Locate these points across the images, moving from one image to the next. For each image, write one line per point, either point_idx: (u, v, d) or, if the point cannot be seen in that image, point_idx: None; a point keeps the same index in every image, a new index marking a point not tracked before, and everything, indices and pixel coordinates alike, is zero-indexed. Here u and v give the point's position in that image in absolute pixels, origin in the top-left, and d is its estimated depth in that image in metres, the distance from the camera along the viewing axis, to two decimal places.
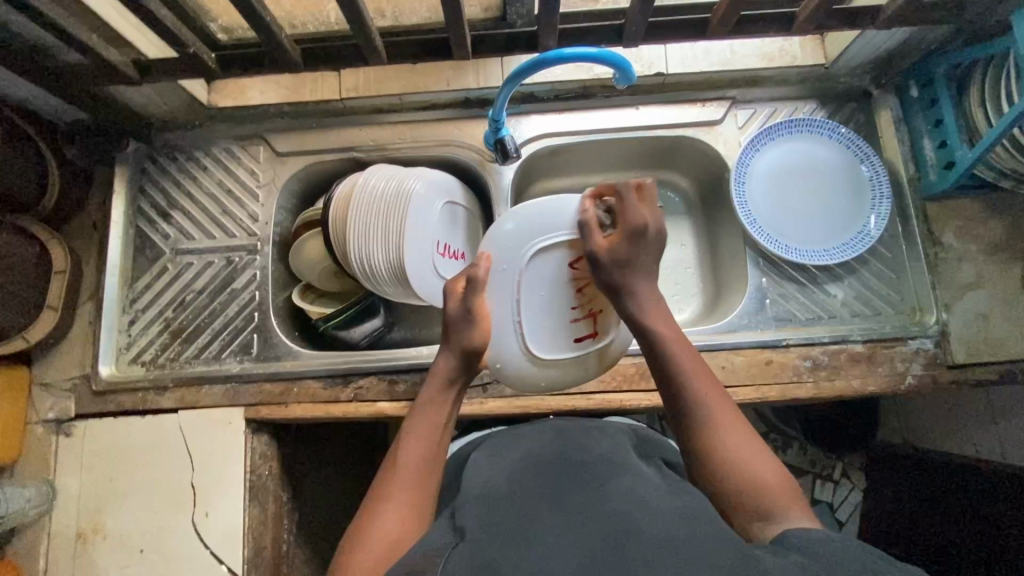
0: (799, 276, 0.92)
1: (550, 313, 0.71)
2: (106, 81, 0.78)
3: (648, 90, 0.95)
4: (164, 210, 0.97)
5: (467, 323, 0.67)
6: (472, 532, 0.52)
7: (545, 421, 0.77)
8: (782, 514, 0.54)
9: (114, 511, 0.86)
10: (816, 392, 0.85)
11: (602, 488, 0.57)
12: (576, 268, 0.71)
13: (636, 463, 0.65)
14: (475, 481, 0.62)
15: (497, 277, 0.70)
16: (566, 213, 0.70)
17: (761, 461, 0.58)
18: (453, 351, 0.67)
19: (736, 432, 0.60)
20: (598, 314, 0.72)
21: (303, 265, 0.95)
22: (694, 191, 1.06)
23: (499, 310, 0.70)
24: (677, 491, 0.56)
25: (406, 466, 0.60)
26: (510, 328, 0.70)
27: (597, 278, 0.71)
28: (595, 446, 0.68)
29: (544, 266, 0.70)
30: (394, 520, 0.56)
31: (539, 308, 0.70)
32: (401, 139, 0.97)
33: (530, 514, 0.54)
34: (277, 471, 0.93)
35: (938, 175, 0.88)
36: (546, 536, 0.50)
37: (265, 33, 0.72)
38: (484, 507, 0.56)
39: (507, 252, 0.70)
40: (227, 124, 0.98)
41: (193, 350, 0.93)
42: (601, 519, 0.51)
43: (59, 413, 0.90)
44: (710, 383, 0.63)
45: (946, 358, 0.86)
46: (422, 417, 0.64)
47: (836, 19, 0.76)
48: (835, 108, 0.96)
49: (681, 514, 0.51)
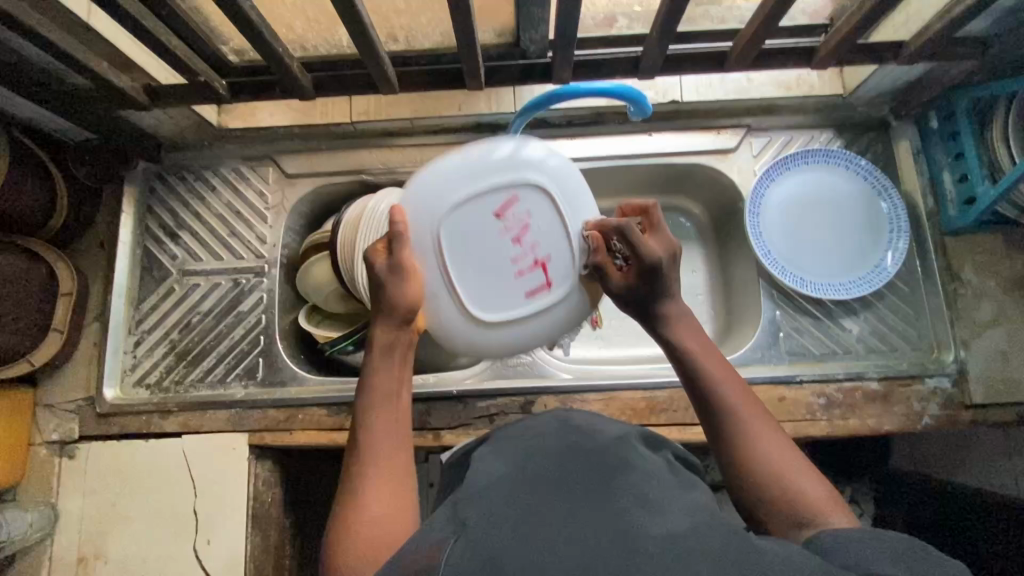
0: (814, 310, 0.90)
1: (489, 271, 0.67)
2: (116, 105, 0.78)
3: (662, 117, 0.94)
4: (172, 230, 0.96)
5: (396, 280, 0.63)
6: (474, 528, 0.47)
7: (541, 414, 0.71)
8: (823, 522, 0.51)
9: (115, 537, 0.85)
10: (829, 430, 0.84)
11: (609, 479, 0.53)
12: (502, 215, 0.66)
13: (642, 456, 0.60)
14: (475, 472, 0.58)
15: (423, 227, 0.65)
16: (472, 157, 0.66)
17: (796, 467, 0.55)
18: (385, 313, 0.63)
19: (768, 433, 0.58)
20: (544, 259, 0.68)
21: (310, 287, 0.93)
22: (707, 218, 1.04)
23: (431, 277, 0.66)
24: (686, 486, 0.53)
25: (374, 441, 0.58)
26: (445, 293, 0.67)
27: (531, 221, 0.67)
28: (596, 434, 0.63)
29: (477, 212, 0.66)
30: (373, 498, 0.54)
31: (476, 265, 0.67)
32: (411, 162, 0.96)
33: (534, 503, 0.50)
34: (279, 497, 0.92)
35: (958, 211, 0.86)
36: (555, 530, 0.46)
37: (278, 64, 0.71)
38: (488, 497, 0.52)
39: (427, 207, 0.65)
40: (236, 144, 0.97)
41: (198, 373, 0.92)
42: (609, 513, 0.47)
43: (64, 434, 0.89)
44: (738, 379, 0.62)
45: (964, 398, 0.84)
46: (379, 382, 0.62)
47: (857, 55, 0.75)
48: (853, 137, 0.95)
49: (687, 511, 0.48)
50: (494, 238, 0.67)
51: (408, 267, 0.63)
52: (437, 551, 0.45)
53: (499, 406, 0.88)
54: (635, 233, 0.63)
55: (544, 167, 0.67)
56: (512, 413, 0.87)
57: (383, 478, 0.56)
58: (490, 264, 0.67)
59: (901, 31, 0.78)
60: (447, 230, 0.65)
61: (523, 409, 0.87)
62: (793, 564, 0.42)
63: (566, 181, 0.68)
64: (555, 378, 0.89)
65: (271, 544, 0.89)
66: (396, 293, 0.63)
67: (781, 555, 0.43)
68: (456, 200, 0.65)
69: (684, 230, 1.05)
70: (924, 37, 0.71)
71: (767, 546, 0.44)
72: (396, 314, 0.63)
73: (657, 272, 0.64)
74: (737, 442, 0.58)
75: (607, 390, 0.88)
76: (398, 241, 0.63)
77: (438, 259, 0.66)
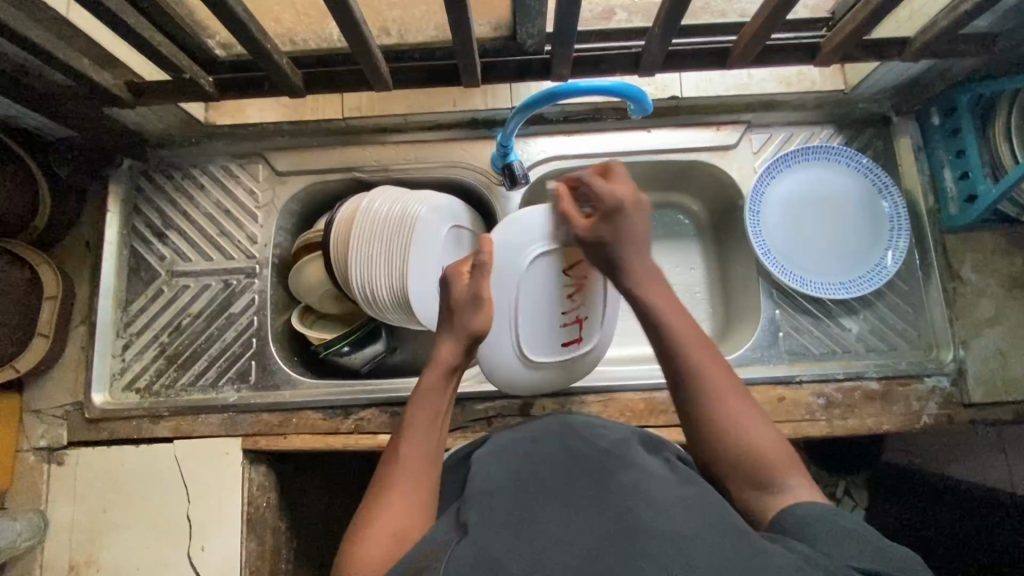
0: (814, 309, 0.90)
1: (542, 319, 0.75)
2: (98, 103, 0.75)
3: (661, 113, 0.92)
4: (160, 230, 0.94)
5: (470, 306, 0.65)
6: (473, 532, 0.47)
7: (541, 416, 0.70)
8: (783, 485, 0.53)
9: (108, 544, 0.84)
10: (828, 431, 0.84)
11: (608, 478, 0.53)
12: (566, 277, 0.75)
13: (642, 456, 0.59)
14: (476, 474, 0.57)
15: (498, 271, 0.72)
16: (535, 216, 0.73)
17: (752, 418, 0.57)
18: (460, 338, 0.65)
19: (723, 381, 0.59)
20: (584, 320, 0.77)
21: (303, 288, 0.91)
22: (705, 215, 1.03)
23: (496, 315, 0.73)
24: (686, 484, 0.53)
25: (407, 463, 0.59)
26: (506, 333, 0.74)
27: (585, 286, 0.77)
28: (597, 436, 0.62)
29: (541, 269, 0.74)
30: (397, 513, 0.54)
31: (535, 304, 0.74)
32: (406, 159, 0.94)
33: (533, 503, 0.50)
34: (274, 502, 0.91)
35: (959, 209, 0.86)
36: (553, 531, 0.46)
37: (267, 60, 0.69)
38: (487, 499, 0.51)
39: (510, 249, 0.72)
40: (224, 141, 0.95)
41: (189, 377, 0.90)
42: (608, 513, 0.47)
43: (52, 441, 0.87)
44: (697, 331, 0.62)
45: (963, 397, 0.84)
46: (425, 406, 0.63)
47: (861, 51, 0.74)
48: (854, 133, 0.93)
49: (686, 505, 0.48)
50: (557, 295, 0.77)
51: (484, 299, 0.65)
52: (436, 551, 0.46)
53: (498, 408, 0.86)
54: (598, 184, 0.66)
55: (579, 236, 0.76)
56: (510, 415, 0.86)
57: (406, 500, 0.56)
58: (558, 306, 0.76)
59: (904, 27, 0.77)
60: (518, 277, 0.72)
61: (521, 412, 0.86)
62: (796, 565, 0.42)
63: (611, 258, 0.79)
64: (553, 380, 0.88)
65: (267, 548, 0.87)
66: (468, 322, 0.65)
67: (782, 555, 0.43)
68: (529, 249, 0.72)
69: (683, 227, 1.04)
70: (930, 34, 0.70)
71: (772, 550, 0.43)
72: (464, 339, 0.65)
73: (618, 212, 0.65)
74: (703, 406, 0.58)
75: (606, 392, 0.87)
76: (480, 270, 0.66)
77: (506, 296, 0.73)
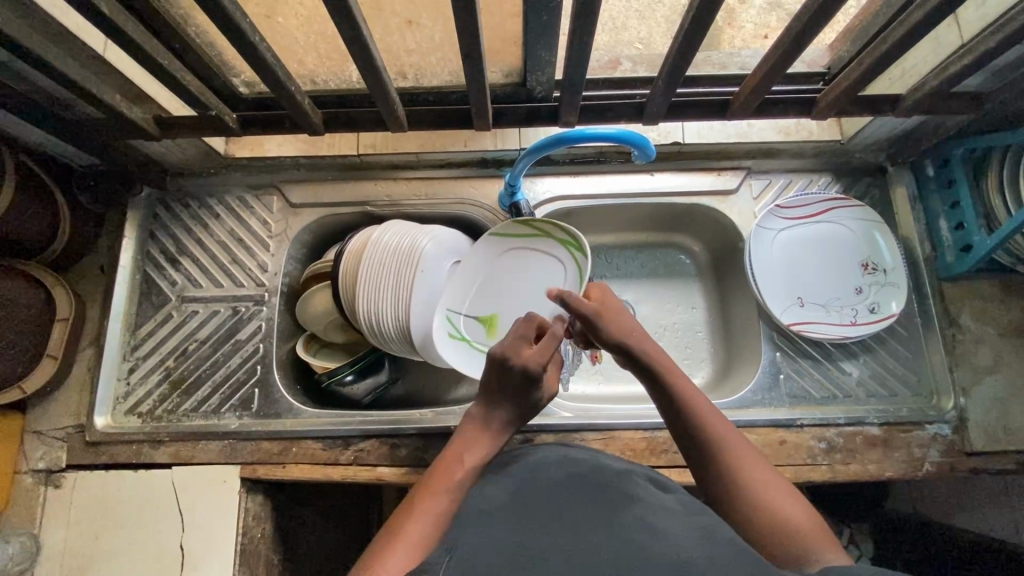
0: (814, 352, 0.90)
1: (426, 306, 0.85)
2: (126, 135, 0.79)
3: (663, 158, 0.96)
4: (173, 256, 0.96)
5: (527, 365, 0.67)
6: (472, 556, 0.46)
7: (547, 447, 0.69)
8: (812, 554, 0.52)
9: (98, 571, 0.82)
10: (830, 476, 0.83)
11: (613, 509, 0.53)
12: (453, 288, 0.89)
13: (646, 489, 0.59)
14: (476, 504, 0.56)
15: (421, 278, 0.84)
16: (440, 238, 0.86)
17: (785, 494, 0.57)
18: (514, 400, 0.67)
19: (761, 468, 0.59)
20: None
21: (309, 316, 0.92)
22: (706, 255, 1.05)
23: (418, 309, 0.84)
24: (694, 513, 0.53)
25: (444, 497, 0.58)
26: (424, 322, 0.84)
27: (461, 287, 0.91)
28: (603, 468, 0.62)
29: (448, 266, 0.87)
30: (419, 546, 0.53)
31: (428, 291, 0.85)
32: (416, 195, 0.97)
33: (536, 530, 0.50)
34: (269, 533, 0.90)
35: (955, 258, 0.87)
36: (557, 558, 0.45)
37: (291, 101, 0.73)
38: (487, 527, 0.51)
39: (427, 263, 0.84)
40: (242, 173, 0.98)
41: (192, 403, 0.90)
42: (614, 542, 0.47)
43: (51, 463, 0.87)
44: (723, 419, 0.64)
45: (965, 445, 0.84)
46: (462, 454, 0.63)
47: (857, 106, 0.78)
48: (850, 181, 0.96)
49: (699, 536, 0.48)
50: (820, 274, 0.92)
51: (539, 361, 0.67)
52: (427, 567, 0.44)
53: None
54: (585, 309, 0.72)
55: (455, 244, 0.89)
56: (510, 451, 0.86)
57: (412, 541, 0.53)
58: (756, 249, 0.91)
59: (897, 84, 0.81)
60: (425, 274, 0.84)
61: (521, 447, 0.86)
62: None
63: (459, 244, 0.89)
64: (553, 416, 0.88)
65: None
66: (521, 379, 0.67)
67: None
68: (430, 259, 0.85)
69: (685, 267, 1.06)
70: (921, 92, 0.73)
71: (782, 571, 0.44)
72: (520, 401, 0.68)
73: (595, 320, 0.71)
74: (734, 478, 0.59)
75: (607, 430, 0.86)
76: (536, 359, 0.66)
77: (416, 296, 0.83)
